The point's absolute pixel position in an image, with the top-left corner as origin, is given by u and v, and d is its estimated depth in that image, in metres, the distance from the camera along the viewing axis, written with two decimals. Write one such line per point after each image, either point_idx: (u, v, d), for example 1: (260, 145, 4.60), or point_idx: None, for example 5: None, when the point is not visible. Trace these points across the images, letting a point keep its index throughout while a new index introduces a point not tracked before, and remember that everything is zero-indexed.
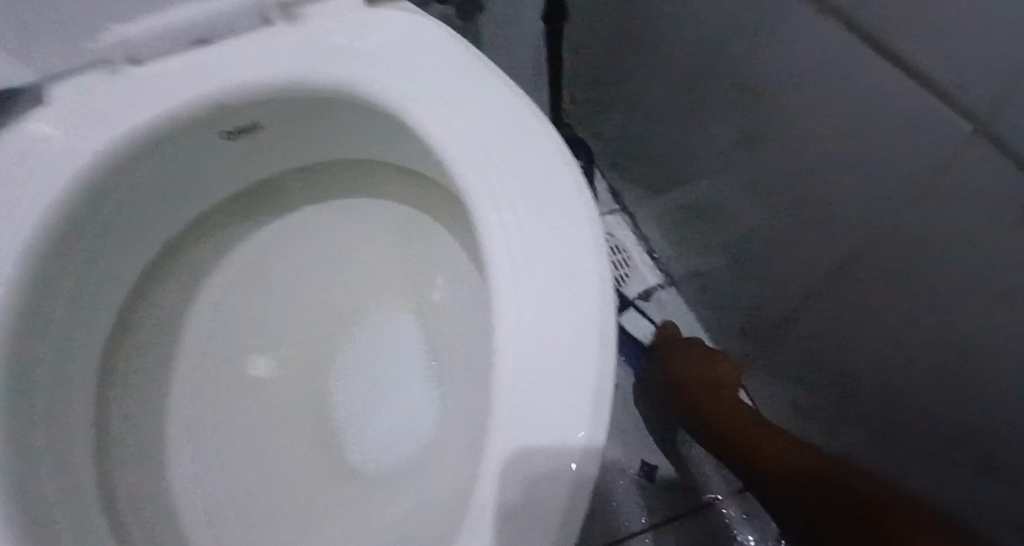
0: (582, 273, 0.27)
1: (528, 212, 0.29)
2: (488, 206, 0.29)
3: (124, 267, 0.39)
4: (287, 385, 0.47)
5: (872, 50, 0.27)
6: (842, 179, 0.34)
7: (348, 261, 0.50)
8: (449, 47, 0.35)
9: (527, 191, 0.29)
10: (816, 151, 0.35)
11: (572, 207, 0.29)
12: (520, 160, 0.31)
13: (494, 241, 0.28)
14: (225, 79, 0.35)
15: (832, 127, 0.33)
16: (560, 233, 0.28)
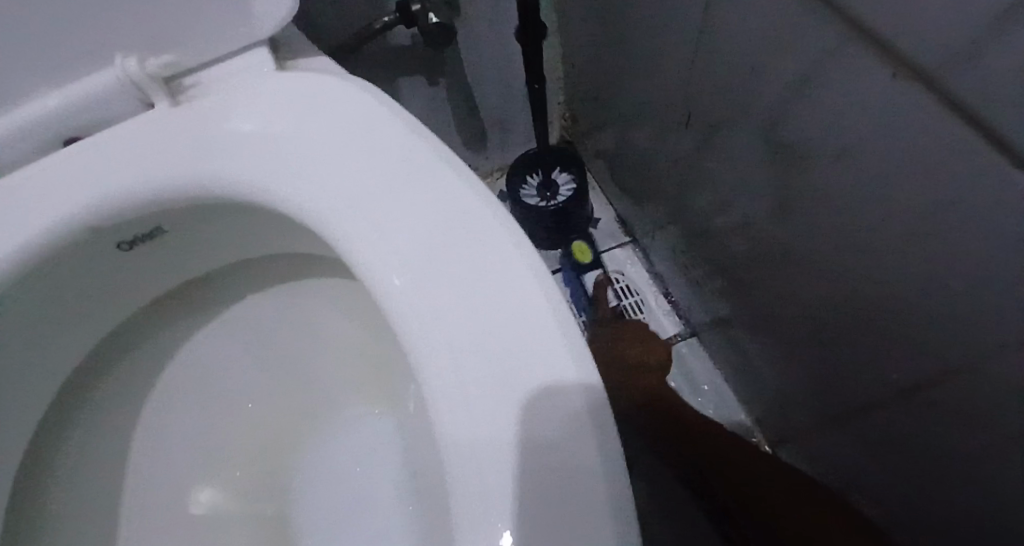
0: (559, 459, 0.18)
1: (481, 367, 0.20)
2: (431, 330, 0.21)
3: (24, 393, 0.32)
4: (240, 507, 0.39)
5: (959, 130, 0.19)
6: (914, 284, 0.25)
7: (308, 356, 0.43)
8: (385, 115, 0.27)
9: (479, 331, 0.21)
10: (893, 237, 0.26)
11: (546, 347, 0.20)
12: (468, 283, 0.22)
13: (439, 414, 0.20)
14: (105, 175, 0.27)
15: (914, 215, 0.24)
16: (532, 356, 0.20)
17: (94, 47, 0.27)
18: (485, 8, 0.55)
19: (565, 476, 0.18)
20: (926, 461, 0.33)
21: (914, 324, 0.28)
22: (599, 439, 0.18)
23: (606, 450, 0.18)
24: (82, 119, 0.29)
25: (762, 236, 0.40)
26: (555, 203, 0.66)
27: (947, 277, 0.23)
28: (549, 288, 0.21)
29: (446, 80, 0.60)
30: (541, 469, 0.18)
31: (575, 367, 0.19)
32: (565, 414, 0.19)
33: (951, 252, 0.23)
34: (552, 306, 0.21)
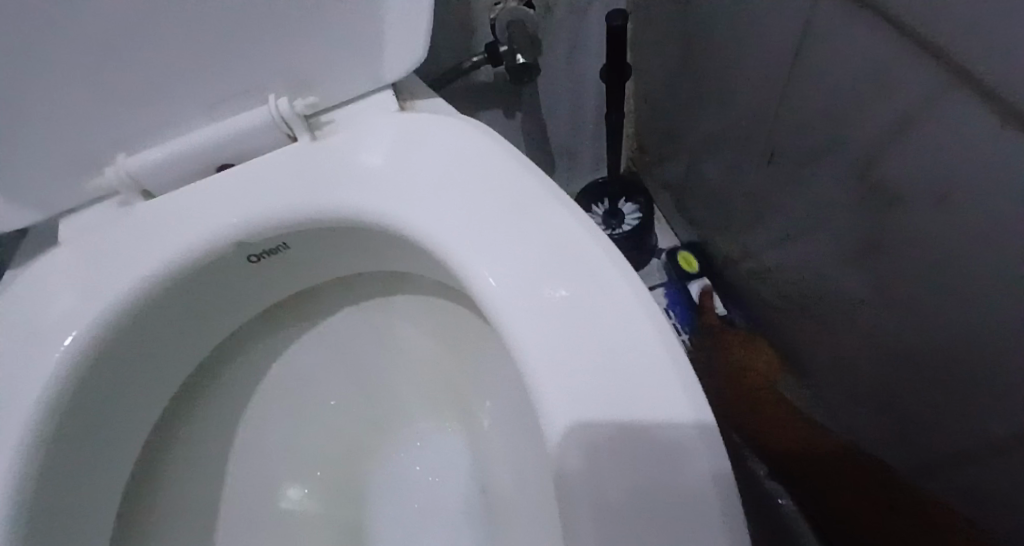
0: (675, 480, 0.20)
1: (599, 391, 0.22)
2: (539, 364, 0.24)
3: (154, 379, 0.36)
4: (317, 508, 0.42)
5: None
6: (1013, 329, 0.25)
7: (390, 372, 0.45)
8: (494, 156, 0.30)
9: (597, 357, 0.23)
10: (978, 283, 0.26)
11: (663, 378, 0.22)
12: (586, 312, 0.24)
13: (558, 430, 0.22)
14: (247, 201, 0.31)
15: (996, 260, 0.25)
16: (630, 392, 0.22)
17: (252, 84, 0.32)
18: (566, 47, 0.59)
19: (679, 499, 0.20)
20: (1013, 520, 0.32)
21: (994, 382, 0.28)
22: (711, 468, 0.20)
23: (717, 477, 0.20)
24: (234, 150, 0.33)
25: (843, 277, 0.40)
26: (619, 232, 0.67)
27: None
28: (661, 324, 0.24)
29: (523, 113, 0.64)
30: (657, 488, 0.20)
31: (692, 402, 0.21)
32: (680, 443, 0.21)
33: None
34: (665, 341, 0.23)
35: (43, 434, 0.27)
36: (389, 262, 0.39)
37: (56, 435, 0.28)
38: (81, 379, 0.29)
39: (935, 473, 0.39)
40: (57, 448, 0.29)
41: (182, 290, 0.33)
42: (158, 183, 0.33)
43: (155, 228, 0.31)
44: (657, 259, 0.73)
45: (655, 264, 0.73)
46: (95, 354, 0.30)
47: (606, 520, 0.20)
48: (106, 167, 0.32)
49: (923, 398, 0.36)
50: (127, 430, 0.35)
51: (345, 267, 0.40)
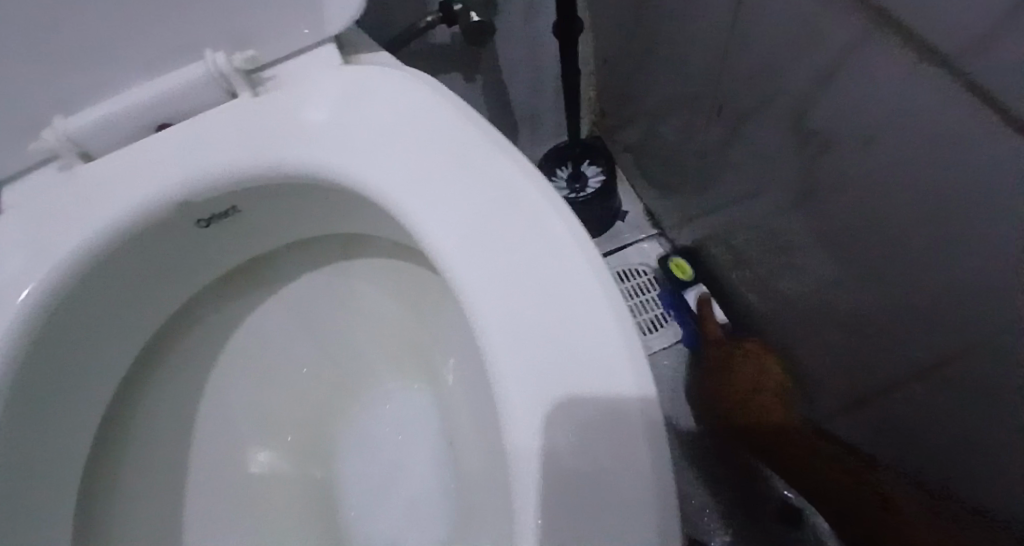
0: (618, 448, 0.21)
1: (542, 344, 0.23)
2: (486, 319, 0.25)
3: (109, 347, 0.36)
4: (287, 469, 0.42)
5: (984, 118, 0.21)
6: (943, 250, 0.27)
7: (353, 335, 0.46)
8: (437, 110, 0.30)
9: (540, 307, 0.24)
10: (911, 211, 0.28)
11: (604, 334, 0.23)
12: (534, 269, 0.25)
13: (505, 382, 0.23)
14: (189, 163, 0.31)
15: (926, 187, 0.26)
16: (571, 340, 0.23)
17: (187, 41, 0.31)
18: (521, 7, 0.58)
19: (625, 467, 0.20)
20: (940, 438, 0.35)
21: (925, 305, 0.30)
22: (647, 427, 0.21)
23: (652, 435, 0.21)
24: (174, 107, 0.32)
25: (794, 223, 0.41)
26: (583, 195, 0.68)
27: (972, 250, 0.25)
28: (597, 267, 0.25)
29: (482, 77, 0.63)
30: (605, 460, 0.21)
31: (629, 360, 0.22)
32: (623, 407, 0.21)
33: (961, 221, 0.25)
34: (608, 296, 0.24)
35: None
36: (345, 222, 0.39)
37: (10, 401, 0.28)
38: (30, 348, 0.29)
39: (873, 403, 0.41)
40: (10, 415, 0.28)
41: (130, 255, 0.33)
42: (99, 144, 0.32)
43: (95, 193, 0.30)
44: (622, 221, 0.74)
45: (619, 226, 0.74)
46: (42, 322, 0.29)
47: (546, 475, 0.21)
48: (43, 130, 0.31)
49: (864, 330, 0.38)
50: (87, 399, 0.35)
51: (300, 229, 0.40)
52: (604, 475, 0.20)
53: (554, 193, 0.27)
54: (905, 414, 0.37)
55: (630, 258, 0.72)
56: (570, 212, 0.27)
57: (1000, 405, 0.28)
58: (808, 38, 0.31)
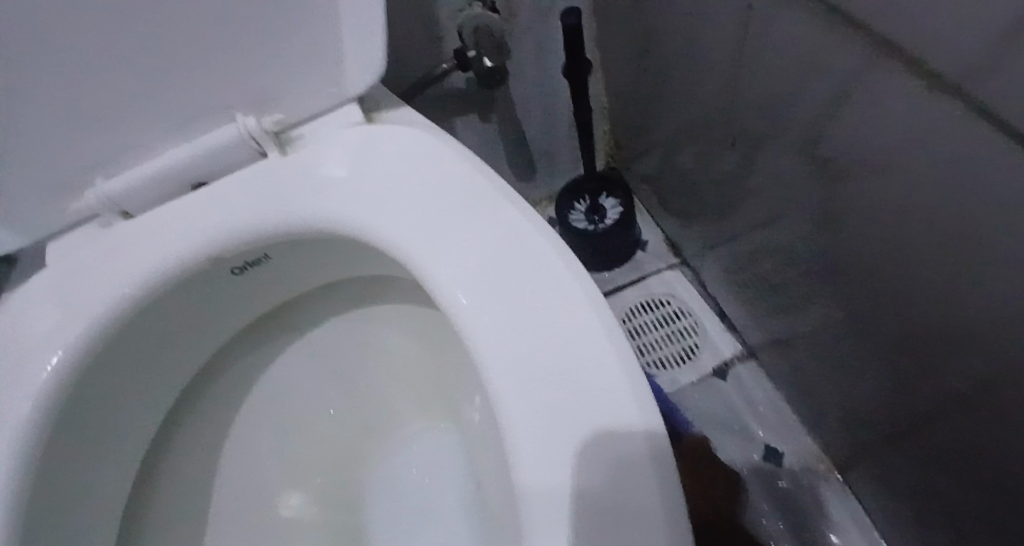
0: (624, 476, 0.21)
1: (546, 388, 0.24)
2: (498, 367, 0.26)
3: (146, 393, 0.37)
4: (316, 511, 0.43)
5: (995, 146, 0.21)
6: (969, 274, 0.26)
7: (379, 376, 0.46)
8: (449, 162, 0.32)
9: (551, 355, 0.25)
10: (934, 233, 0.27)
11: (606, 375, 0.24)
12: (545, 317, 0.26)
13: (516, 430, 0.24)
14: (218, 220, 0.32)
15: (946, 210, 0.26)
16: (580, 388, 0.24)
17: (220, 106, 0.33)
18: (532, 50, 0.60)
19: (630, 494, 0.21)
20: (987, 469, 0.33)
21: (954, 330, 0.29)
22: (654, 459, 0.21)
23: (660, 466, 0.21)
24: (205, 167, 0.34)
25: (817, 250, 0.41)
26: (602, 227, 0.68)
27: (996, 280, 0.24)
28: (606, 312, 0.26)
29: (496, 117, 0.65)
30: (611, 486, 0.21)
31: (634, 395, 0.23)
32: (629, 441, 0.22)
33: (985, 245, 0.24)
34: (613, 337, 0.25)
35: (31, 455, 0.28)
36: (369, 267, 0.40)
37: (49, 452, 0.29)
38: (65, 403, 0.30)
39: (913, 434, 0.40)
40: (48, 468, 0.29)
41: (167, 305, 0.34)
42: (137, 204, 0.34)
43: (132, 250, 0.32)
44: (642, 251, 0.74)
45: (640, 256, 0.74)
46: (79, 374, 0.30)
47: (548, 502, 0.22)
48: (83, 192, 0.33)
49: (899, 358, 0.37)
50: (122, 448, 0.36)
51: (327, 275, 0.41)
52: (610, 499, 0.21)
53: (563, 241, 0.28)
54: (950, 443, 0.35)
55: (652, 286, 0.71)
56: (578, 259, 0.28)
57: None
58: (816, 70, 0.32)
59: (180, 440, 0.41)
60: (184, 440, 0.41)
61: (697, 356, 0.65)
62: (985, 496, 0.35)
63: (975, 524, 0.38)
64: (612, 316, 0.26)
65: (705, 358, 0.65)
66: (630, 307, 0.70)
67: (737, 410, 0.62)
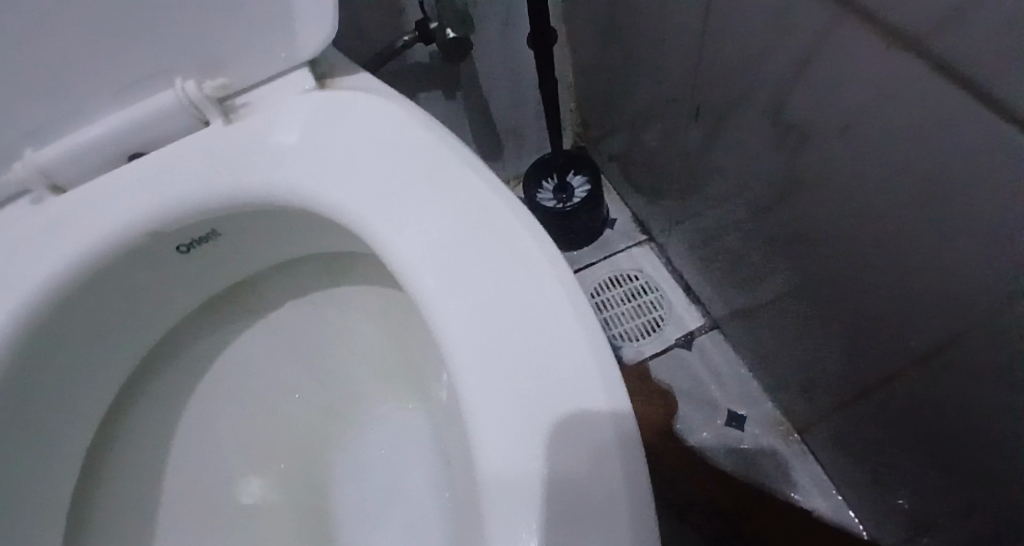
0: (587, 448, 0.21)
1: (511, 360, 0.24)
2: (460, 337, 0.25)
3: (91, 379, 0.35)
4: (281, 495, 0.42)
5: (962, 95, 0.21)
6: (936, 227, 0.27)
7: (343, 356, 0.45)
8: (409, 129, 0.30)
9: (515, 324, 0.25)
10: (900, 188, 0.28)
11: (574, 348, 0.23)
12: (508, 286, 0.26)
13: (477, 399, 0.24)
14: (157, 196, 0.30)
15: (914, 164, 0.26)
16: (543, 357, 0.24)
17: (158, 69, 0.31)
18: (498, 22, 0.58)
19: (595, 468, 0.21)
20: (945, 422, 0.34)
21: (921, 284, 0.30)
22: (617, 431, 0.21)
23: (622, 439, 0.21)
24: (143, 137, 0.32)
25: (783, 217, 0.41)
26: (569, 205, 0.68)
27: (959, 229, 0.25)
28: (570, 281, 0.25)
29: (462, 92, 0.63)
30: (573, 459, 0.21)
31: (598, 367, 0.23)
32: (594, 411, 0.22)
33: (951, 196, 0.25)
34: (578, 311, 0.24)
35: None
36: (326, 241, 0.39)
37: None
38: (1, 389, 0.28)
39: (873, 395, 0.41)
40: None
41: (108, 286, 0.32)
42: (70, 175, 0.31)
43: (63, 228, 0.30)
44: (610, 230, 0.74)
45: (607, 234, 0.74)
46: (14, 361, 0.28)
47: (511, 476, 0.21)
48: (12, 164, 0.31)
49: (863, 320, 0.38)
50: (67, 438, 0.34)
51: (283, 252, 0.40)
52: (577, 474, 0.21)
53: (526, 211, 0.28)
54: (912, 399, 0.37)
55: (620, 264, 0.72)
56: (542, 228, 0.27)
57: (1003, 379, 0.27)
58: (783, 32, 0.31)
59: (132, 429, 0.39)
60: (136, 430, 0.39)
61: (662, 329, 0.67)
62: (944, 449, 0.36)
63: (931, 477, 0.39)
64: (575, 285, 0.25)
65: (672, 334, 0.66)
66: (598, 282, 0.70)
67: (703, 383, 0.63)
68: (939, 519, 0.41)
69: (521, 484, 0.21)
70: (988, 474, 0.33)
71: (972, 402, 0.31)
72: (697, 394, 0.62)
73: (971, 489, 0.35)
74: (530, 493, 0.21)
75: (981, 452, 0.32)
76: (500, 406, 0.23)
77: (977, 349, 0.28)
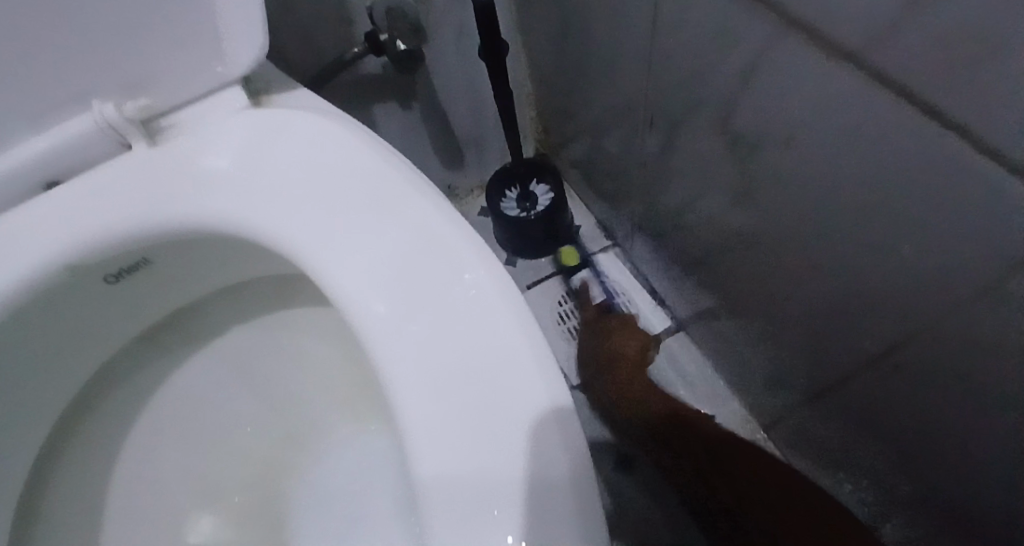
0: (540, 469, 0.20)
1: (457, 388, 0.23)
2: (400, 362, 0.24)
3: (18, 422, 0.32)
4: (237, 531, 0.39)
5: (901, 107, 0.21)
6: (886, 233, 0.27)
7: (298, 380, 0.43)
8: (344, 143, 0.29)
9: (458, 345, 0.24)
10: (850, 193, 0.28)
11: (522, 366, 0.23)
12: (450, 305, 0.25)
13: (420, 426, 0.23)
14: (79, 226, 0.28)
15: (861, 170, 0.26)
16: (486, 377, 0.23)
17: (73, 90, 0.29)
18: (451, 32, 0.57)
19: (547, 486, 0.20)
20: (906, 420, 0.34)
21: (875, 285, 0.30)
22: (569, 449, 0.21)
23: (574, 458, 0.21)
24: (60, 163, 0.30)
25: (740, 222, 0.42)
26: (533, 214, 0.67)
27: (907, 235, 0.25)
28: (512, 296, 0.25)
29: (419, 104, 0.62)
30: (526, 482, 0.20)
31: (547, 384, 0.22)
32: (541, 432, 0.21)
33: (898, 201, 0.25)
34: (523, 327, 0.24)
35: None
36: (273, 263, 0.37)
37: None
38: None
39: (835, 395, 0.41)
40: None
41: (28, 323, 0.30)
42: None
43: None
44: (575, 236, 0.74)
45: (572, 240, 0.74)
46: None
47: (461, 504, 0.21)
48: None
49: (821, 321, 0.38)
50: None
51: (226, 275, 0.38)
52: (531, 496, 0.20)
53: (468, 224, 0.27)
54: (874, 397, 0.36)
55: (587, 271, 0.71)
56: (485, 242, 0.26)
57: (962, 377, 0.27)
58: (726, 41, 0.31)
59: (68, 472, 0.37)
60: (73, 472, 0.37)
61: None
62: (908, 446, 0.36)
63: (898, 474, 0.39)
64: (519, 299, 0.25)
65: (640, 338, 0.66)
66: (566, 290, 0.70)
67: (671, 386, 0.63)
68: (909, 515, 0.41)
69: (473, 511, 0.21)
70: (952, 468, 0.33)
71: (930, 401, 0.31)
72: None
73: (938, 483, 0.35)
74: (482, 520, 0.20)
75: (944, 448, 0.32)
76: (441, 434, 0.22)
77: (928, 351, 0.28)
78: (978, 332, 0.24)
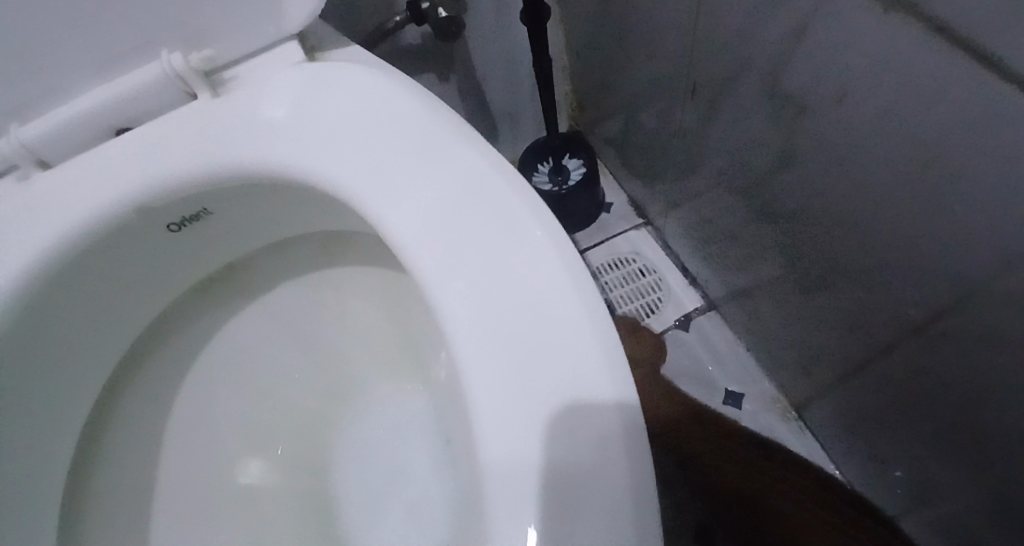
0: (586, 410, 0.21)
1: (505, 331, 0.24)
2: (450, 306, 0.25)
3: (85, 362, 0.35)
4: (281, 478, 0.41)
5: (957, 59, 0.21)
6: (934, 195, 0.26)
7: (339, 338, 0.45)
8: (395, 97, 0.30)
9: (507, 289, 0.24)
10: (898, 153, 0.27)
11: (569, 310, 0.23)
12: (498, 251, 0.25)
13: (469, 366, 0.24)
14: (145, 172, 0.30)
15: (911, 127, 0.26)
16: (534, 319, 0.23)
17: (141, 43, 0.30)
18: (489, 3, 0.57)
19: (591, 427, 0.20)
20: (946, 394, 0.34)
21: (920, 253, 0.30)
22: (613, 389, 0.21)
23: (619, 398, 0.21)
24: (130, 109, 0.32)
25: (778, 191, 0.41)
26: (565, 188, 0.67)
27: (956, 199, 0.25)
28: (560, 243, 0.25)
29: (456, 76, 0.63)
30: (573, 422, 0.21)
31: (593, 326, 0.23)
32: (588, 373, 0.22)
33: (948, 159, 0.24)
34: (570, 272, 0.24)
35: None
36: (319, 218, 0.38)
37: None
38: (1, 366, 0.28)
39: (872, 369, 0.41)
40: None
41: (95, 265, 0.32)
42: (59, 150, 0.31)
43: (50, 206, 0.29)
44: (607, 213, 0.74)
45: (604, 217, 0.74)
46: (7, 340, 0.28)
47: (511, 446, 0.21)
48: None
49: (861, 292, 0.37)
50: (66, 422, 0.34)
51: (275, 230, 0.39)
52: (574, 436, 0.20)
53: (515, 175, 0.28)
54: (915, 371, 0.36)
55: (618, 247, 0.71)
56: (532, 192, 0.27)
57: (1004, 345, 0.27)
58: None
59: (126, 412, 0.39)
60: (131, 412, 0.39)
61: (661, 311, 0.67)
62: (947, 423, 0.35)
63: (935, 451, 0.39)
64: (566, 247, 0.25)
65: (669, 315, 0.66)
66: (596, 265, 0.70)
67: (700, 362, 0.63)
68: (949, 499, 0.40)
69: (523, 447, 0.21)
70: (993, 445, 0.32)
71: (976, 374, 0.30)
72: (695, 374, 0.62)
73: (977, 463, 0.35)
74: (529, 456, 0.21)
75: (986, 423, 0.32)
76: (489, 374, 0.23)
77: (972, 317, 0.28)
78: (1020, 296, 0.24)
